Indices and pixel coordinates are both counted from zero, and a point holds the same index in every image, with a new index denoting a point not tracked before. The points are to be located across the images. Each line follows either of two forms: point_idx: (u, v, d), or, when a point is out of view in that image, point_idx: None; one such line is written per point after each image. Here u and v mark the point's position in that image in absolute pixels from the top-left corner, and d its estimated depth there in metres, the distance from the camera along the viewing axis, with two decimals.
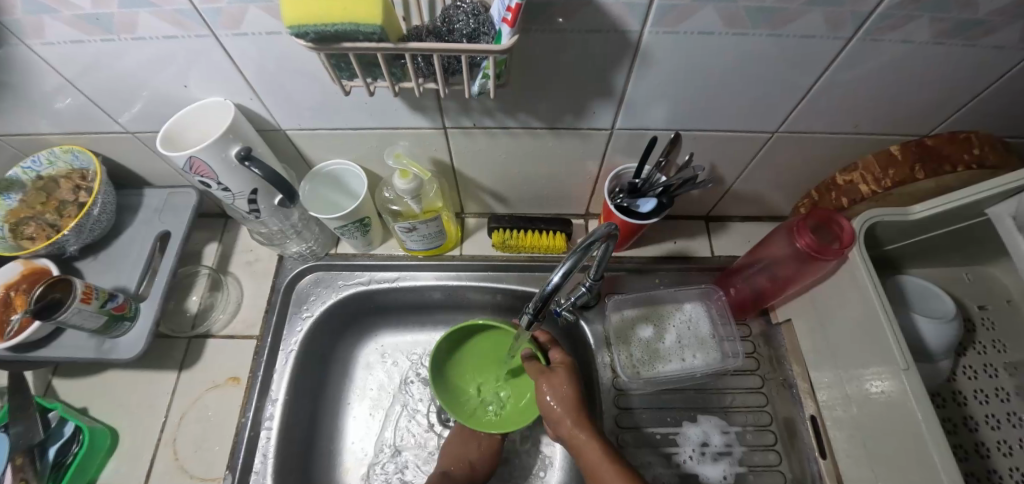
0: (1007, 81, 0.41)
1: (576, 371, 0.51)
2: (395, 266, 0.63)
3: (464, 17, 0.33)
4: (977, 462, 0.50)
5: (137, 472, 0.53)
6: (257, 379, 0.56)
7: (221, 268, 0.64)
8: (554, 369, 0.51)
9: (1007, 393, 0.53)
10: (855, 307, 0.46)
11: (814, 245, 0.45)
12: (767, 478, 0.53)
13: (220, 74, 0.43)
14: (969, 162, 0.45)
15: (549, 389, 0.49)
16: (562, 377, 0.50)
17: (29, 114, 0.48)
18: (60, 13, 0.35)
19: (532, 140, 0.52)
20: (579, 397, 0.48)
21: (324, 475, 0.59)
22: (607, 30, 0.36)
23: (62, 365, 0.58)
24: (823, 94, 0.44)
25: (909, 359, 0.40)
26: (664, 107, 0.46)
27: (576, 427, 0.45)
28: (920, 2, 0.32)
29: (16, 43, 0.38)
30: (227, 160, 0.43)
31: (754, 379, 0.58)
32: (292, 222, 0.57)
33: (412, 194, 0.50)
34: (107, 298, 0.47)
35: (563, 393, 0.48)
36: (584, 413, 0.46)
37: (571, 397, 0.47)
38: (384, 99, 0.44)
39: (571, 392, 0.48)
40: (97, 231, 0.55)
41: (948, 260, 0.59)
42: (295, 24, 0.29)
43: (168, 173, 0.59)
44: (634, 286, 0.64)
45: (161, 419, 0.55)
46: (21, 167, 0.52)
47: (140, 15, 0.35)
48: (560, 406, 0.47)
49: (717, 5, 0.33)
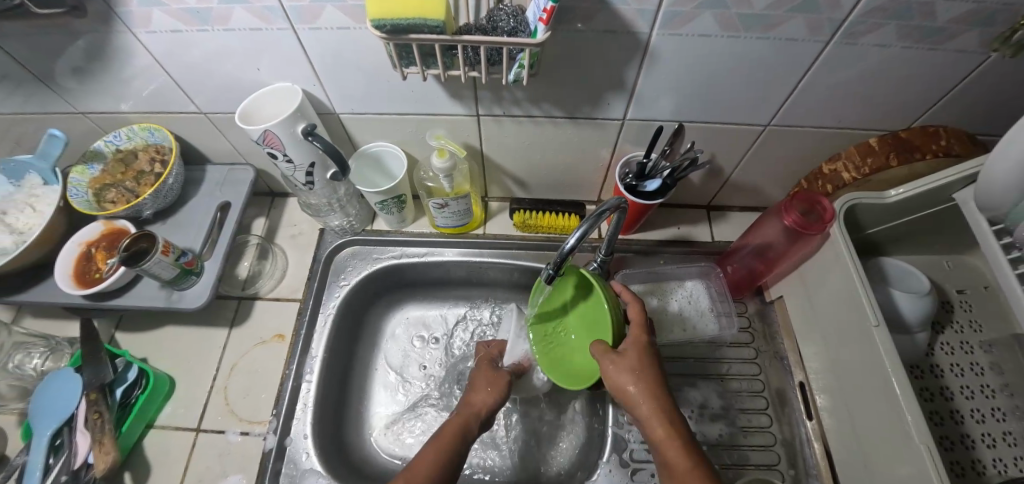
0: (969, 83, 0.48)
1: (650, 353, 0.44)
2: (424, 242, 0.70)
3: (506, 16, 0.40)
4: (952, 427, 0.55)
5: (192, 414, 0.59)
6: (300, 337, 0.62)
7: (269, 239, 0.72)
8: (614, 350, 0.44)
9: (981, 367, 0.58)
10: (835, 277, 0.52)
11: (799, 221, 0.52)
12: (759, 438, 0.59)
13: (290, 62, 0.50)
14: (936, 151, 0.52)
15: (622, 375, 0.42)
16: (634, 358, 0.43)
17: (119, 94, 0.56)
18: (169, 6, 0.42)
19: (553, 129, 0.59)
20: (654, 379, 0.42)
21: (354, 428, 0.64)
22: (622, 31, 0.43)
23: (126, 320, 0.65)
24: (809, 91, 0.51)
25: (879, 317, 0.46)
26: (670, 100, 0.53)
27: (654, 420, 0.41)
28: (886, 12, 0.39)
29: (123, 31, 0.46)
30: (294, 134, 0.50)
31: (749, 350, 0.64)
32: (338, 196, 0.64)
33: (447, 171, 0.57)
34: (181, 253, 0.55)
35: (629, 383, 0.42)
36: (657, 401, 0.41)
37: (648, 380, 0.42)
38: (429, 87, 0.51)
39: (648, 377, 0.42)
40: (168, 199, 0.63)
41: (928, 247, 0.65)
42: (376, 19, 0.36)
43: (228, 150, 0.67)
44: (640, 266, 0.70)
45: (214, 370, 0.62)
46: (105, 140, 0.60)
47: (235, 10, 0.43)
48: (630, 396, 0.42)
49: (715, 11, 0.40)
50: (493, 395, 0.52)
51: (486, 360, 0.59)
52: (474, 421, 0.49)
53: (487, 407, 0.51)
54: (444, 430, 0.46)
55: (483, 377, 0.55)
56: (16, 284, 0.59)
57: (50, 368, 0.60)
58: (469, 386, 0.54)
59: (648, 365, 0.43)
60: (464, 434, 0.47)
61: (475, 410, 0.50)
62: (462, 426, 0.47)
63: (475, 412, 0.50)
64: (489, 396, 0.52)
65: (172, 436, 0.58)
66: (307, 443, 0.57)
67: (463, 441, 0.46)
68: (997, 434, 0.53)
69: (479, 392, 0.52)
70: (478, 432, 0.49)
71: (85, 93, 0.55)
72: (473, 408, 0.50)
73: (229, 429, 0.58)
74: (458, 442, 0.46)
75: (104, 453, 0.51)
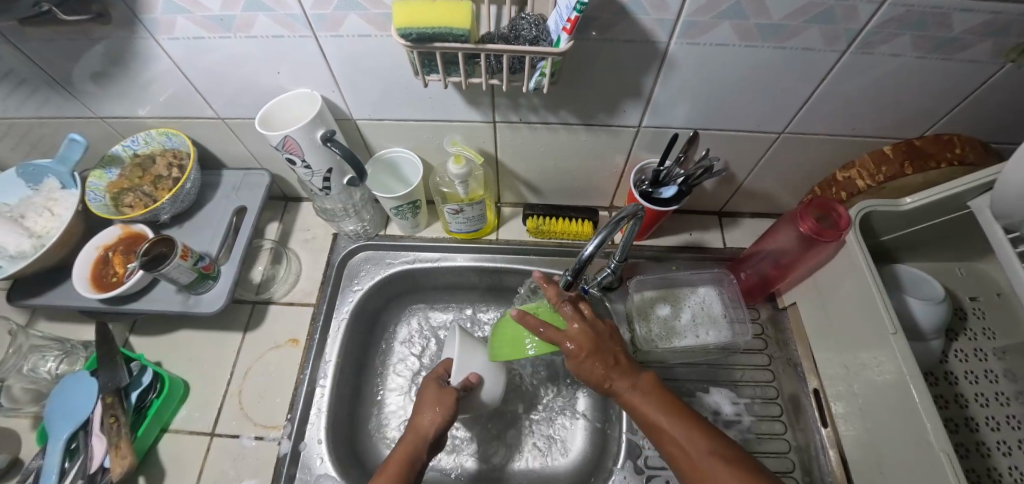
0: (984, 92, 0.48)
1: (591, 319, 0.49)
2: (438, 247, 0.71)
3: (527, 25, 0.40)
4: (967, 435, 0.55)
5: (207, 418, 0.59)
6: (314, 341, 0.63)
7: (283, 243, 0.72)
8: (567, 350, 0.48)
9: (995, 374, 0.58)
10: (850, 284, 0.52)
11: (815, 229, 0.52)
12: (773, 446, 0.59)
13: (311, 69, 0.50)
14: (951, 160, 0.53)
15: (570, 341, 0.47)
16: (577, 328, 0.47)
17: (138, 100, 0.56)
18: (193, 13, 0.43)
19: (568, 136, 0.59)
20: (607, 355, 0.47)
21: (368, 433, 0.64)
22: (641, 41, 0.43)
23: (141, 324, 0.65)
24: (823, 100, 0.51)
25: (897, 325, 0.46)
26: (686, 107, 0.53)
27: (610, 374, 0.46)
28: (903, 22, 0.40)
29: (146, 37, 0.46)
30: (313, 140, 0.51)
31: (762, 357, 0.64)
32: (353, 201, 0.65)
33: (463, 178, 0.57)
34: (198, 258, 0.56)
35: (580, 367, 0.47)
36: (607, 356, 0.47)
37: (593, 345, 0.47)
38: (448, 94, 0.52)
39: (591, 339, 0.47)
40: (185, 203, 0.63)
41: (941, 255, 0.65)
42: (403, 27, 0.36)
43: (243, 155, 0.67)
44: (652, 271, 0.70)
45: (229, 373, 0.62)
46: (123, 145, 0.60)
47: (258, 17, 0.43)
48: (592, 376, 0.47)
49: (732, 21, 0.41)
50: (437, 415, 0.49)
51: (434, 377, 0.55)
52: (422, 443, 0.48)
53: (433, 428, 0.49)
54: (394, 458, 0.46)
55: (428, 397, 0.51)
56: (34, 287, 0.60)
57: (65, 372, 0.60)
58: (416, 403, 0.51)
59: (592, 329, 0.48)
60: (413, 466, 0.46)
61: (420, 433, 0.48)
62: (407, 456, 0.46)
63: (420, 436, 0.48)
64: (436, 414, 0.49)
65: (186, 440, 0.58)
66: (321, 449, 0.57)
67: (413, 469, 0.46)
68: (1012, 442, 0.53)
69: (425, 412, 0.50)
70: (429, 454, 0.49)
71: (105, 98, 0.56)
72: (419, 432, 0.49)
73: (242, 434, 0.58)
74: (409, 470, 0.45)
75: (120, 456, 0.51)
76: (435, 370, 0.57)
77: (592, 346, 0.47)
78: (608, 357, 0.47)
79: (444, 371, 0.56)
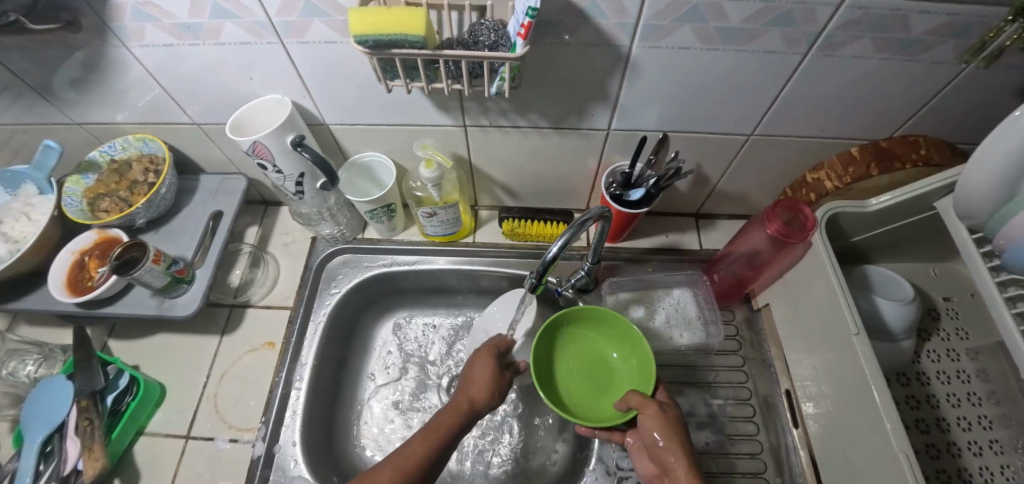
0: (948, 93, 0.48)
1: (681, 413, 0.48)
2: (414, 250, 0.71)
3: (487, 31, 0.41)
4: (938, 435, 0.55)
5: (183, 421, 0.60)
6: (290, 344, 0.63)
7: (261, 247, 0.73)
8: (660, 404, 0.47)
9: (967, 374, 0.58)
10: (818, 284, 0.52)
11: (782, 230, 0.52)
12: (746, 446, 0.59)
13: (282, 75, 0.51)
14: (916, 160, 0.53)
15: (656, 422, 0.45)
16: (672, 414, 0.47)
17: (114, 106, 0.57)
18: (161, 21, 0.43)
19: (540, 139, 0.60)
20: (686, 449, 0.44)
21: (345, 436, 0.65)
22: (603, 44, 0.44)
23: (119, 328, 0.66)
24: (790, 102, 0.52)
25: (859, 325, 0.46)
26: (655, 110, 0.54)
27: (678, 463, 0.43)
28: (860, 25, 0.40)
29: (117, 45, 0.47)
30: (283, 145, 0.51)
31: (736, 358, 0.64)
32: (329, 205, 0.66)
33: (435, 181, 0.57)
34: (172, 262, 0.56)
35: (673, 436, 0.44)
36: (687, 452, 0.44)
37: (678, 436, 0.45)
38: (417, 100, 0.52)
39: (678, 428, 0.45)
40: (161, 208, 0.64)
41: (913, 255, 0.65)
42: (359, 34, 0.37)
43: (221, 160, 0.68)
44: (629, 273, 0.71)
45: (205, 377, 0.63)
46: (100, 150, 0.61)
47: (225, 25, 0.44)
48: (665, 445, 0.44)
49: (692, 25, 0.41)
50: (492, 392, 0.52)
51: (492, 349, 0.56)
52: (467, 419, 0.49)
53: (486, 405, 0.51)
54: (436, 427, 0.47)
55: (485, 369, 0.53)
56: (12, 291, 0.60)
57: (42, 376, 0.60)
58: (472, 375, 0.53)
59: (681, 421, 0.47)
60: (455, 435, 0.48)
61: (471, 407, 0.50)
62: (451, 429, 0.47)
63: (472, 409, 0.50)
64: (489, 395, 0.51)
65: (162, 443, 0.58)
66: (295, 451, 0.57)
67: (456, 435, 0.47)
68: (984, 442, 0.53)
69: (481, 388, 0.51)
70: (469, 427, 0.50)
71: (81, 104, 0.56)
72: (471, 407, 0.50)
73: (218, 437, 0.59)
74: (444, 445, 0.46)
75: (93, 459, 0.51)
76: (492, 341, 0.59)
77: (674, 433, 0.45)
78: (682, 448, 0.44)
79: (504, 346, 0.58)
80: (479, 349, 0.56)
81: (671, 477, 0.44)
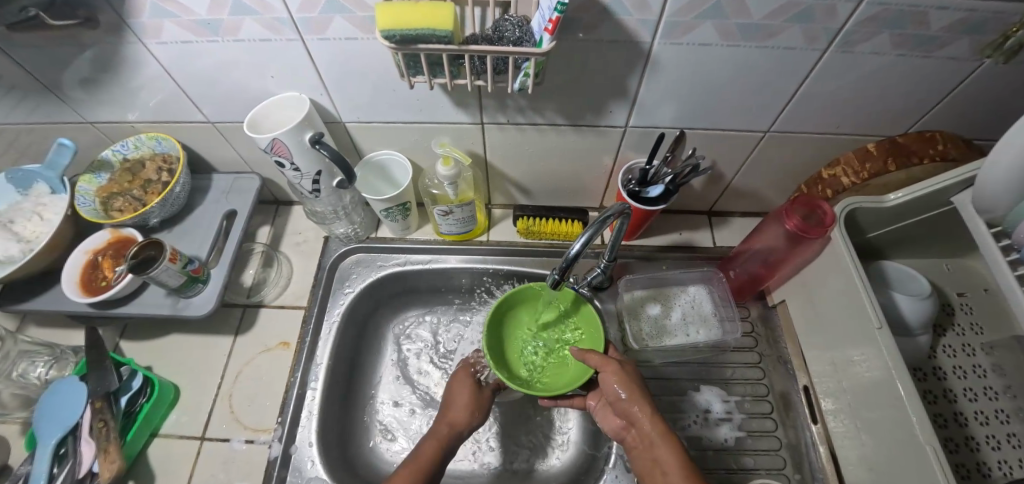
0: (965, 88, 0.49)
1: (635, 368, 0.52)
2: (428, 249, 0.71)
3: (511, 26, 0.40)
4: (956, 430, 0.55)
5: (198, 422, 0.59)
6: (305, 343, 0.63)
7: (274, 246, 0.73)
8: (619, 362, 0.50)
9: (983, 369, 0.58)
10: (838, 280, 0.52)
11: (801, 226, 0.52)
12: (764, 443, 0.59)
13: (300, 73, 0.51)
14: (933, 155, 0.53)
15: (615, 376, 0.49)
16: (629, 368, 0.50)
17: (128, 105, 0.56)
18: (181, 17, 0.43)
19: (556, 136, 0.60)
20: (648, 399, 0.47)
21: (360, 436, 0.64)
22: (625, 41, 0.44)
23: (130, 328, 0.65)
24: (806, 99, 0.52)
25: (882, 319, 0.46)
26: (672, 107, 0.54)
27: (643, 413, 0.46)
28: (881, 21, 0.40)
29: (134, 42, 0.47)
30: (302, 143, 0.51)
31: (752, 355, 0.65)
32: (343, 204, 0.65)
33: (451, 179, 0.57)
34: (187, 261, 0.56)
35: (633, 387, 0.48)
36: (649, 401, 0.47)
37: (637, 385, 0.48)
38: (435, 97, 0.52)
39: (636, 380, 0.49)
40: (174, 207, 0.63)
41: (927, 251, 0.65)
42: (385, 29, 0.36)
43: (234, 160, 0.68)
44: (643, 271, 0.71)
45: (219, 378, 0.62)
46: (113, 150, 0.61)
47: (245, 21, 0.44)
48: (628, 397, 0.47)
49: (713, 22, 0.41)
50: (474, 411, 0.53)
51: (470, 370, 0.58)
52: (453, 440, 0.50)
53: (468, 426, 0.52)
54: (424, 451, 0.48)
55: (462, 394, 0.54)
56: (24, 291, 0.59)
57: (54, 377, 0.60)
58: (452, 397, 0.54)
59: (636, 375, 0.50)
60: (445, 455, 0.48)
61: (455, 429, 0.51)
62: (437, 450, 0.48)
63: (455, 433, 0.51)
64: (471, 416, 0.52)
65: (177, 444, 0.58)
66: (311, 451, 0.57)
67: (441, 459, 0.48)
68: (1001, 436, 0.53)
69: (463, 409, 0.53)
70: (457, 448, 0.51)
71: (94, 103, 0.56)
72: (455, 429, 0.51)
73: (233, 437, 0.58)
74: (436, 466, 0.47)
75: (108, 461, 0.50)
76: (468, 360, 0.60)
77: (635, 384, 0.48)
78: (644, 397, 0.47)
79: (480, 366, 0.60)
80: (456, 372, 0.58)
81: (636, 427, 0.47)
